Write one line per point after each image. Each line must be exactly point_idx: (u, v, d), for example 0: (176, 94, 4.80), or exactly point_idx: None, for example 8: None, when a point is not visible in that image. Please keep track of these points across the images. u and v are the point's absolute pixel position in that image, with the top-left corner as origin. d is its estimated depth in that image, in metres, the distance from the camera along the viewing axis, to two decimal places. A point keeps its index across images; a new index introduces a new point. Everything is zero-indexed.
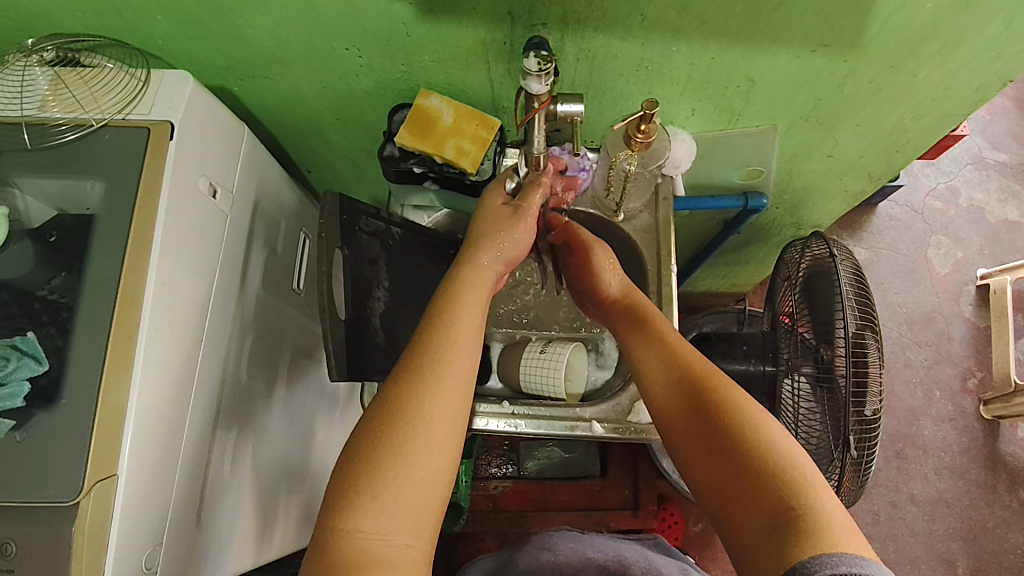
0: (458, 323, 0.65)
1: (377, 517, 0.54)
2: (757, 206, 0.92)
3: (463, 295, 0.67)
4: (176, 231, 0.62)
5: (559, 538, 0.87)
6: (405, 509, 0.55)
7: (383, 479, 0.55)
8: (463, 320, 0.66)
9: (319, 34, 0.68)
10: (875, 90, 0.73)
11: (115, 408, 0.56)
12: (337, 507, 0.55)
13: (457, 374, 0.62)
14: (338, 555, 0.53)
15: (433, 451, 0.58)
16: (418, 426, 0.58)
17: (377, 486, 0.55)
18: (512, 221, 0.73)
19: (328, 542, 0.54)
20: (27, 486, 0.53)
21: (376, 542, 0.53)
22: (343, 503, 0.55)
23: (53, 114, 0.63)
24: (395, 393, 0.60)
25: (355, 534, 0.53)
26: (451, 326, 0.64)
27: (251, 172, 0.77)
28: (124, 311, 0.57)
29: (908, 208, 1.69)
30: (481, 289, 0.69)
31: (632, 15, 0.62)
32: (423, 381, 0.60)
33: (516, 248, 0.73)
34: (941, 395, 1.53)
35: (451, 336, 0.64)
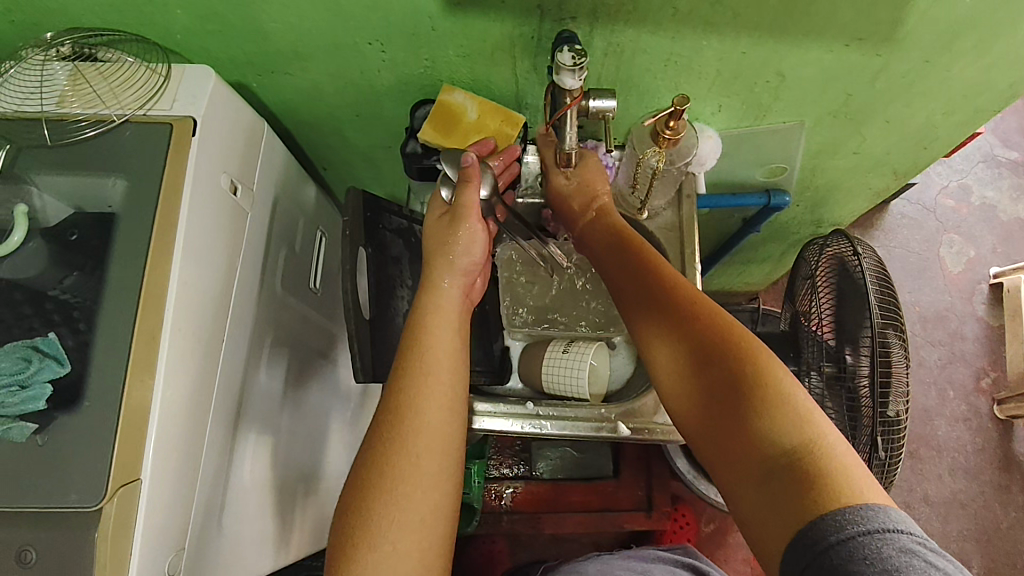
0: (426, 351, 0.63)
1: (379, 567, 0.54)
2: (780, 203, 0.91)
3: (435, 322, 0.65)
4: (198, 229, 0.61)
5: (587, 563, 0.87)
6: (407, 554, 0.56)
7: (378, 529, 0.56)
8: (430, 347, 0.63)
9: (342, 28, 0.66)
10: (907, 85, 0.71)
11: (139, 410, 0.54)
12: (342, 559, 0.56)
13: (437, 406, 0.61)
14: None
15: (425, 494, 0.58)
16: (404, 471, 0.58)
17: (371, 537, 0.55)
18: (454, 227, 0.68)
19: None
20: (50, 491, 0.52)
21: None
22: (343, 556, 0.56)
23: (73, 110, 0.61)
24: (378, 441, 0.60)
25: None
26: (426, 356, 0.63)
27: (270, 169, 0.75)
28: (148, 312, 0.56)
29: (921, 206, 1.68)
30: (456, 308, 0.68)
31: (665, 7, 0.61)
32: (399, 423, 0.60)
33: (469, 251, 0.69)
34: (955, 395, 1.52)
35: (424, 366, 0.62)
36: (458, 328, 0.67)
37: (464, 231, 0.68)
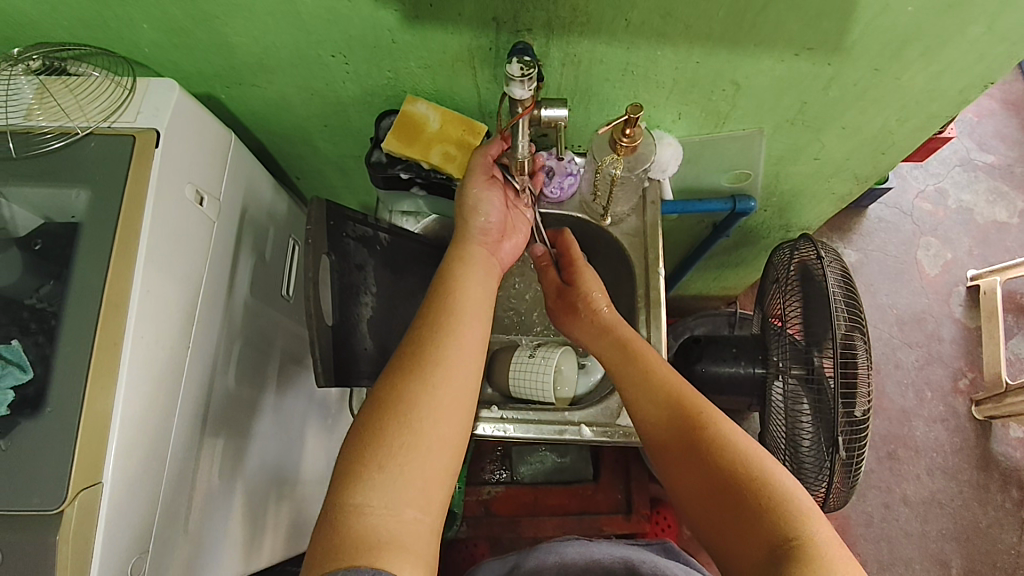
0: (461, 298, 0.66)
1: (385, 491, 0.54)
2: (745, 208, 0.92)
3: (465, 276, 0.69)
4: (162, 237, 0.62)
5: (565, 544, 0.89)
6: (414, 482, 0.55)
7: (388, 453, 0.56)
8: (465, 297, 0.67)
9: (305, 41, 0.68)
10: (859, 93, 0.73)
11: (98, 414, 0.56)
12: (344, 483, 0.55)
13: (465, 351, 0.63)
14: (344, 531, 0.52)
15: (439, 429, 0.58)
16: (425, 405, 0.58)
17: (386, 458, 0.55)
18: (467, 187, 0.72)
19: (337, 519, 0.53)
20: (12, 494, 0.53)
21: (383, 517, 0.53)
22: (351, 478, 0.55)
23: (38, 123, 0.63)
24: (398, 375, 0.60)
25: (365, 509, 0.53)
26: (456, 311, 0.65)
27: (238, 179, 0.77)
28: (108, 319, 0.57)
29: (897, 210, 1.70)
30: (482, 272, 0.71)
31: (617, 19, 0.63)
32: (429, 357, 0.61)
33: (480, 212, 0.72)
34: (932, 396, 1.53)
35: (455, 314, 0.65)
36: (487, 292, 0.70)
37: (474, 189, 0.71)
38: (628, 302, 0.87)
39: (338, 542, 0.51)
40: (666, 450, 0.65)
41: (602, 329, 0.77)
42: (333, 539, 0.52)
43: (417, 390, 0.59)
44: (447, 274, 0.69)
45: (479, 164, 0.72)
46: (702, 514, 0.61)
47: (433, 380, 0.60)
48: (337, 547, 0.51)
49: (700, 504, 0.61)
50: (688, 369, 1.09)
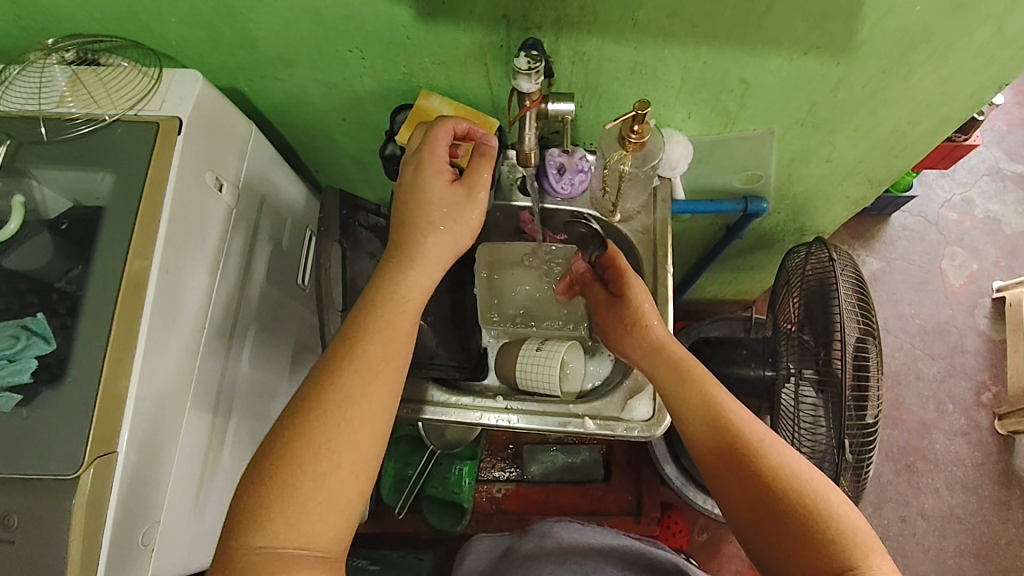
0: (381, 330, 0.61)
1: (288, 532, 0.53)
2: (757, 210, 0.92)
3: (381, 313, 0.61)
4: (181, 221, 0.65)
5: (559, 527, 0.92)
6: (317, 531, 0.54)
7: (290, 505, 0.53)
8: (384, 328, 0.61)
9: (323, 37, 0.71)
10: (870, 93, 0.73)
11: (113, 388, 0.58)
12: (232, 536, 0.53)
13: (377, 391, 0.59)
14: (240, 573, 0.52)
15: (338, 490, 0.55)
16: (327, 459, 0.55)
17: (285, 505, 0.53)
18: (465, 207, 0.65)
19: (232, 557, 0.53)
20: (32, 460, 0.56)
21: (281, 562, 0.52)
22: (246, 522, 0.53)
23: (69, 110, 0.66)
24: (281, 429, 0.56)
25: (263, 551, 0.52)
26: (373, 339, 0.60)
27: (258, 168, 0.80)
28: (129, 298, 0.60)
29: (922, 219, 1.67)
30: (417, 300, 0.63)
31: (624, 18, 0.64)
32: (333, 403, 0.57)
33: (461, 235, 0.65)
34: (954, 409, 1.50)
35: (373, 350, 0.59)
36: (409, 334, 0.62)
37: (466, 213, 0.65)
38: None
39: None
40: (720, 474, 0.65)
41: (654, 352, 0.73)
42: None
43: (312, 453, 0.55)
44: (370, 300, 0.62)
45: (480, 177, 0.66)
46: (756, 535, 0.61)
47: (325, 447, 0.55)
48: None
49: (753, 524, 0.61)
50: None
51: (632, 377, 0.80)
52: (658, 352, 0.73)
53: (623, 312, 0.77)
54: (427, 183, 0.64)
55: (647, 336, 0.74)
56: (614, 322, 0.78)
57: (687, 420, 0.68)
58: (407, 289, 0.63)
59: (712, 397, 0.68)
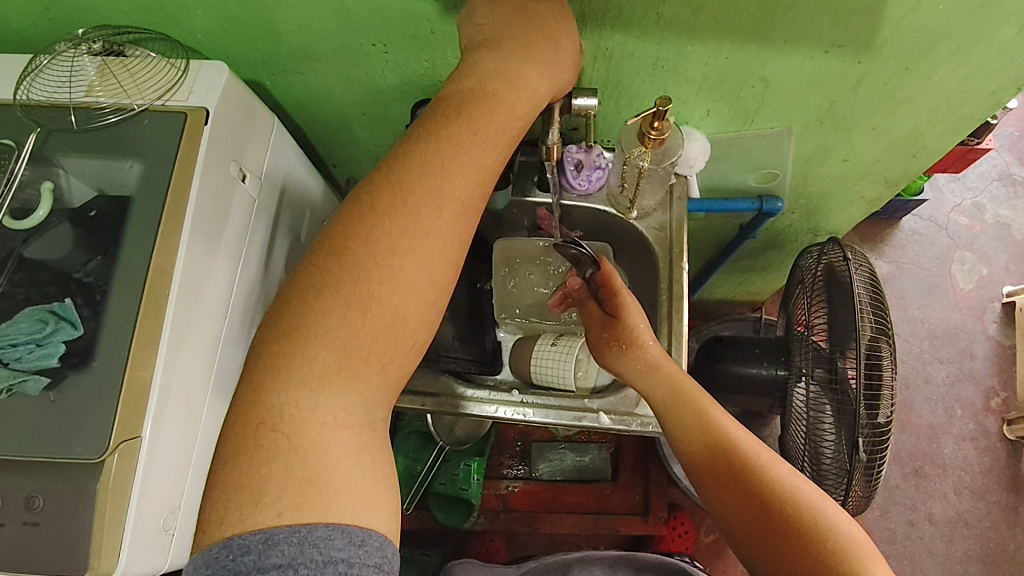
0: (436, 181, 0.52)
1: (317, 399, 0.49)
2: (773, 209, 0.93)
3: (439, 158, 0.52)
4: (206, 210, 0.65)
5: None
6: (350, 396, 0.50)
7: (328, 360, 0.49)
8: (444, 175, 0.52)
9: (349, 30, 0.71)
10: (889, 92, 0.73)
11: (140, 374, 0.59)
12: (261, 389, 0.49)
13: (431, 247, 0.52)
14: (264, 426, 0.47)
15: (387, 358, 0.52)
16: (380, 326, 0.50)
17: (319, 363, 0.49)
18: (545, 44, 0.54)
19: (254, 407, 0.48)
20: (59, 442, 0.57)
21: (317, 425, 0.48)
22: (276, 369, 0.49)
23: (97, 99, 0.67)
24: (325, 264, 0.51)
25: (289, 411, 0.48)
26: (424, 190, 0.52)
27: (279, 160, 0.80)
28: (154, 286, 0.61)
29: (932, 223, 1.67)
30: (483, 149, 0.54)
31: (648, 14, 0.65)
32: (379, 262, 0.50)
33: (531, 89, 0.54)
34: (962, 414, 1.50)
35: (429, 202, 0.52)
36: (475, 188, 0.54)
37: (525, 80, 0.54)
38: (653, 297, 0.88)
39: (264, 461, 0.46)
40: (720, 493, 0.65)
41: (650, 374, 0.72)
42: (250, 446, 0.47)
43: (362, 305, 0.50)
44: (421, 142, 0.53)
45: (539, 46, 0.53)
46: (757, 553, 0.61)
47: (373, 287, 0.50)
48: (247, 443, 0.47)
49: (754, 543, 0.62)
50: (709, 369, 1.09)
51: None
52: (653, 374, 0.72)
53: (617, 332, 0.75)
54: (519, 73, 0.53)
55: (642, 359, 0.73)
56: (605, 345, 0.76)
57: (686, 442, 0.68)
58: (477, 132, 0.53)
59: (711, 417, 0.68)
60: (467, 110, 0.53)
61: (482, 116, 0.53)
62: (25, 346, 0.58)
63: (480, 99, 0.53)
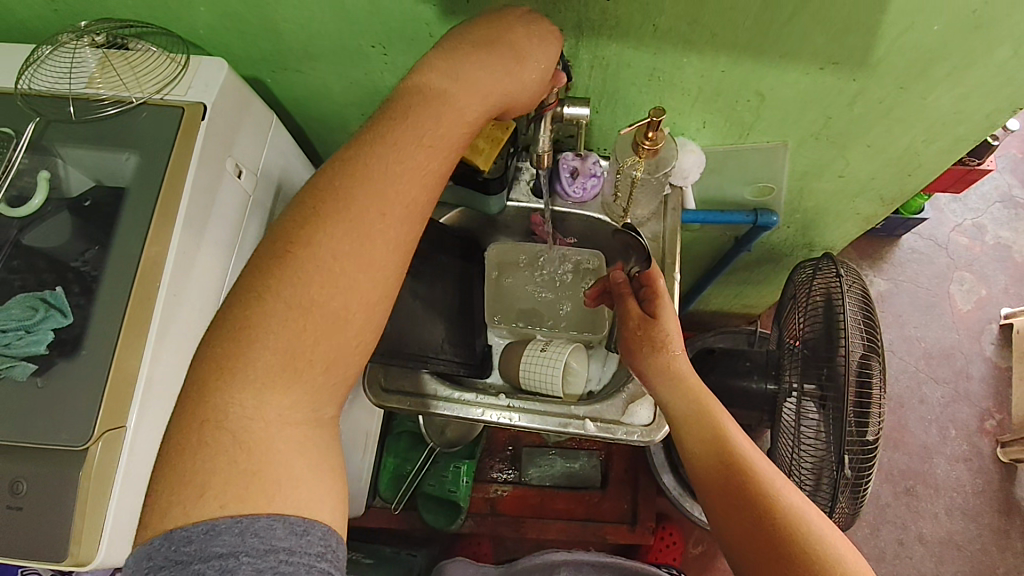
0: (379, 180, 0.53)
1: (259, 394, 0.49)
2: (767, 223, 0.93)
3: (380, 158, 0.53)
4: (200, 204, 0.66)
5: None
6: (291, 393, 0.50)
7: (268, 357, 0.50)
8: (385, 178, 0.53)
9: (349, 32, 0.72)
10: (884, 111, 0.74)
11: (127, 364, 0.59)
12: (207, 387, 0.49)
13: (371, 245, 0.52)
14: (203, 422, 0.48)
15: (331, 359, 0.52)
16: (320, 329, 0.51)
17: (260, 359, 0.49)
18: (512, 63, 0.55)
19: (196, 402, 0.49)
20: (44, 429, 0.57)
21: (257, 420, 0.49)
22: (222, 364, 0.50)
23: (97, 91, 0.68)
24: (267, 264, 0.51)
25: (229, 406, 0.49)
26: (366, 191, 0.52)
27: (276, 157, 0.81)
28: (145, 278, 0.61)
29: (932, 242, 1.67)
30: (424, 163, 0.55)
31: (645, 24, 0.65)
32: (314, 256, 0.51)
33: (490, 88, 0.55)
34: (956, 434, 1.49)
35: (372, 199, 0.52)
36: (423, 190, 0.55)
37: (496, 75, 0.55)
38: None
39: (208, 458, 0.47)
40: (725, 511, 0.61)
41: (672, 381, 0.69)
42: (186, 442, 0.48)
43: (302, 306, 0.50)
44: (367, 140, 0.54)
45: (510, 37, 0.56)
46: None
47: (308, 285, 0.50)
48: (184, 434, 0.48)
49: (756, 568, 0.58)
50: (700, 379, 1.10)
51: (635, 382, 0.81)
52: (675, 380, 0.69)
53: (653, 333, 0.71)
54: (475, 76, 0.55)
55: (668, 364, 0.69)
56: (633, 344, 0.72)
57: (698, 456, 0.65)
58: (428, 131, 0.54)
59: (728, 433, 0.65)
60: (417, 111, 0.54)
61: (429, 117, 0.54)
62: (14, 332, 0.59)
63: (432, 100, 0.55)
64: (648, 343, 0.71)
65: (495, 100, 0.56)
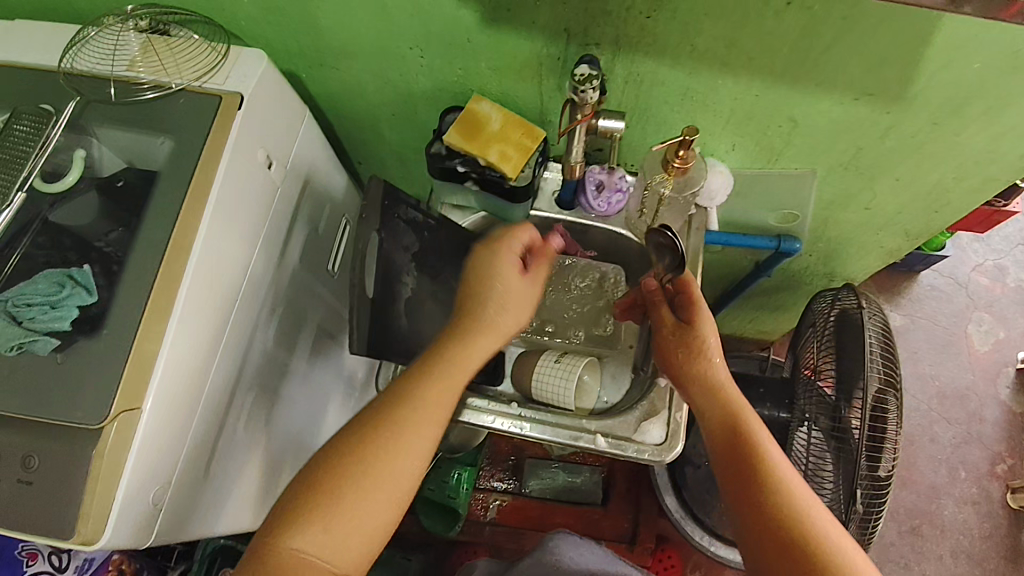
0: (435, 377, 0.60)
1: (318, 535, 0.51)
2: (789, 249, 0.92)
3: (434, 368, 0.61)
4: (230, 193, 0.67)
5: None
6: (353, 539, 0.52)
7: (334, 512, 0.52)
8: (432, 386, 0.59)
9: (387, 33, 0.73)
10: (917, 145, 0.73)
11: (148, 346, 0.60)
12: (269, 530, 0.51)
13: (413, 449, 0.56)
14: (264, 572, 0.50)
15: (388, 482, 0.54)
16: (376, 471, 0.54)
17: (335, 504, 0.52)
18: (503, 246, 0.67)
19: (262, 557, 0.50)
20: (61, 406, 0.57)
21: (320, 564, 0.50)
22: (283, 520, 0.51)
23: (138, 74, 0.68)
24: (325, 466, 0.54)
25: (295, 552, 0.50)
26: (425, 394, 0.59)
27: (306, 151, 0.81)
28: (172, 261, 0.62)
29: (951, 280, 1.65)
30: (466, 368, 0.62)
31: (683, 44, 0.65)
32: (378, 438, 0.55)
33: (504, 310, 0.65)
34: (966, 476, 1.47)
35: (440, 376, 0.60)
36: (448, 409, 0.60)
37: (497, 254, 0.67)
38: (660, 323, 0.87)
39: None
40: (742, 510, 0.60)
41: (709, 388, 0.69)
42: None
43: (361, 484, 0.53)
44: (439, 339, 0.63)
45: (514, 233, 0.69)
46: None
47: (366, 471, 0.54)
48: None
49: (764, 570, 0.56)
50: None
51: (648, 401, 0.80)
52: (706, 387, 0.69)
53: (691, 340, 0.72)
54: (500, 263, 0.66)
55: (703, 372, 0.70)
56: (671, 345, 0.73)
57: (722, 455, 0.64)
58: (465, 351, 0.62)
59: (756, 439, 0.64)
60: (475, 313, 0.65)
61: (496, 315, 0.65)
62: (38, 307, 0.59)
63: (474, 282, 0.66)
64: (686, 349, 0.72)
65: (521, 319, 0.67)
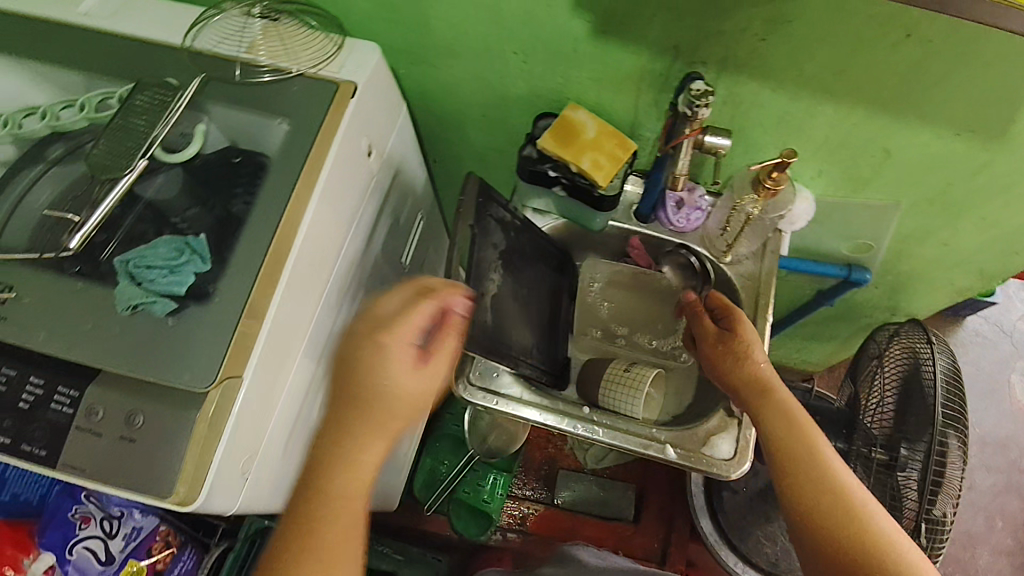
0: (340, 477, 0.60)
1: None
2: (860, 278, 0.95)
3: (329, 465, 0.60)
4: (337, 177, 0.68)
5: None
6: None
7: None
8: (326, 475, 0.60)
9: (495, 36, 0.75)
10: (1010, 184, 0.74)
11: (256, 318, 0.61)
12: None
13: (342, 542, 0.58)
14: None
15: None
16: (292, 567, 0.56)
17: None
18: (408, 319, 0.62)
19: None
20: (168, 369, 0.59)
21: None
22: None
23: (258, 56, 0.71)
24: (294, 534, 0.58)
25: None
26: (327, 483, 0.59)
27: (399, 144, 0.83)
28: (282, 238, 0.63)
29: (998, 327, 1.64)
30: (364, 482, 0.61)
31: (791, 68, 0.67)
32: (298, 511, 0.59)
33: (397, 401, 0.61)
34: (1003, 526, 1.45)
35: (332, 492, 0.59)
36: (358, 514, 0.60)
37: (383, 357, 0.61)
38: None
39: None
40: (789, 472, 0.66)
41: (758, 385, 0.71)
42: None
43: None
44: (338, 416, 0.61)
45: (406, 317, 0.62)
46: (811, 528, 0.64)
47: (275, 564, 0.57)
48: None
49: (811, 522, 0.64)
50: None
51: (718, 416, 0.81)
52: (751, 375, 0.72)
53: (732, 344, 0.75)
54: (388, 357, 0.61)
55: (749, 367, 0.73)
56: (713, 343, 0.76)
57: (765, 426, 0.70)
58: (354, 459, 0.60)
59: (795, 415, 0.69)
60: (353, 402, 0.61)
61: (382, 403, 0.60)
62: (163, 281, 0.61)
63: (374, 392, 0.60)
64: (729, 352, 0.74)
65: (422, 397, 0.63)
